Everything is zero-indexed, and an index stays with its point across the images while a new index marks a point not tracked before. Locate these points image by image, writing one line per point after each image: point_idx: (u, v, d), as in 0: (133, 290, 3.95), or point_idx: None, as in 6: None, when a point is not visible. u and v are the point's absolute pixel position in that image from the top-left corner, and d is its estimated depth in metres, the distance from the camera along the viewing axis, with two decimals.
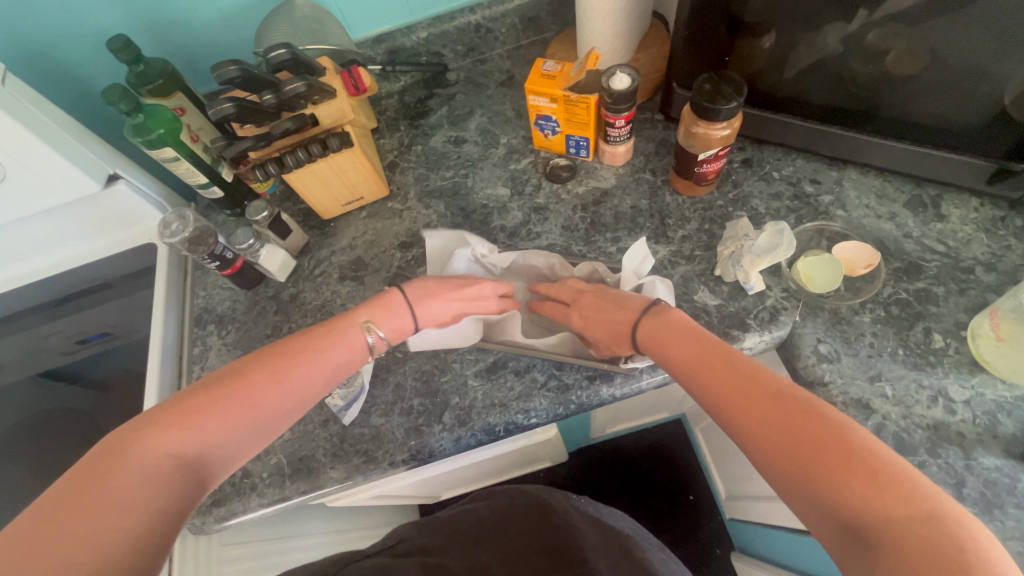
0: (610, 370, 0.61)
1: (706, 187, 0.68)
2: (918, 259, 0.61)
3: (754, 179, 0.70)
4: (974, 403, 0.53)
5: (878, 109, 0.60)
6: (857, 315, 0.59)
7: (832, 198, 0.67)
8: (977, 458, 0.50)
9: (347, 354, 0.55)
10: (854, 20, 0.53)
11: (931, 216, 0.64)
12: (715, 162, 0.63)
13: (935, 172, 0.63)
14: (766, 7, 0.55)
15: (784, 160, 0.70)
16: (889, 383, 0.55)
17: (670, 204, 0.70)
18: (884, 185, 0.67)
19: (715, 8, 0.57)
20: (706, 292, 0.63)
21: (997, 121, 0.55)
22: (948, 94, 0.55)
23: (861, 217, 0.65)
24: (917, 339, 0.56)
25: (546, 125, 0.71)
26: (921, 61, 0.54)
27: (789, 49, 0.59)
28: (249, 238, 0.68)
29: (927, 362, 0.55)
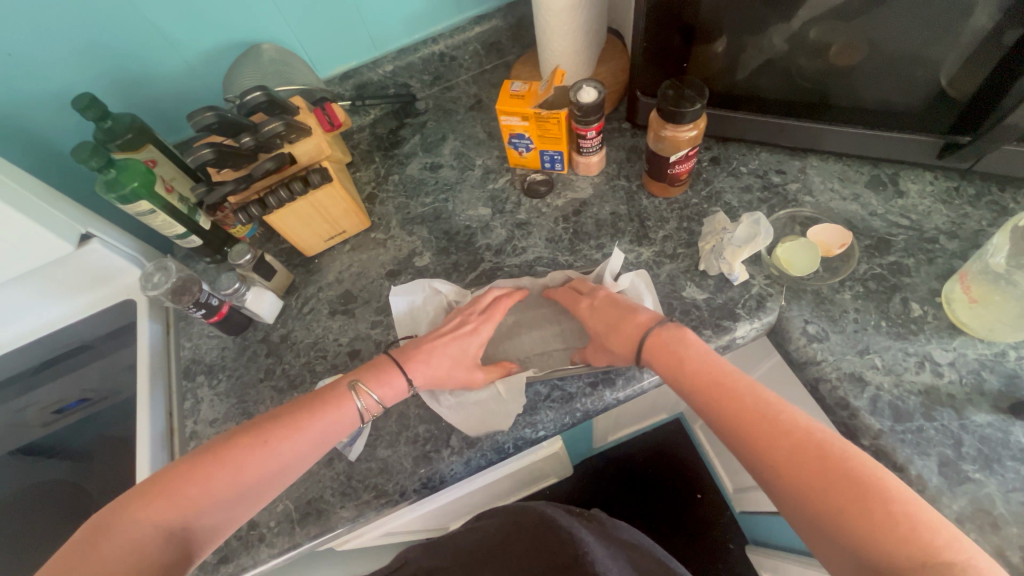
0: (611, 375, 0.61)
1: (680, 187, 0.70)
2: (887, 235, 0.64)
3: (723, 176, 0.72)
4: (958, 364, 0.55)
5: (828, 99, 0.64)
6: (838, 293, 0.61)
7: (798, 186, 0.70)
8: (969, 416, 0.52)
9: (343, 417, 0.53)
10: (794, 21, 0.57)
11: (892, 193, 0.67)
12: (686, 162, 0.66)
13: (889, 152, 0.67)
14: (715, 14, 0.59)
15: (749, 155, 0.74)
16: (878, 354, 0.57)
17: (647, 207, 0.72)
18: (845, 168, 0.70)
19: (668, 20, 0.60)
20: (693, 287, 0.64)
21: (938, 101, 0.59)
22: (890, 80, 0.59)
23: (827, 200, 0.68)
24: (897, 309, 0.59)
25: (519, 143, 0.73)
26: (862, 52, 0.58)
27: (740, 52, 0.62)
28: (234, 282, 0.67)
29: (910, 331, 0.58)
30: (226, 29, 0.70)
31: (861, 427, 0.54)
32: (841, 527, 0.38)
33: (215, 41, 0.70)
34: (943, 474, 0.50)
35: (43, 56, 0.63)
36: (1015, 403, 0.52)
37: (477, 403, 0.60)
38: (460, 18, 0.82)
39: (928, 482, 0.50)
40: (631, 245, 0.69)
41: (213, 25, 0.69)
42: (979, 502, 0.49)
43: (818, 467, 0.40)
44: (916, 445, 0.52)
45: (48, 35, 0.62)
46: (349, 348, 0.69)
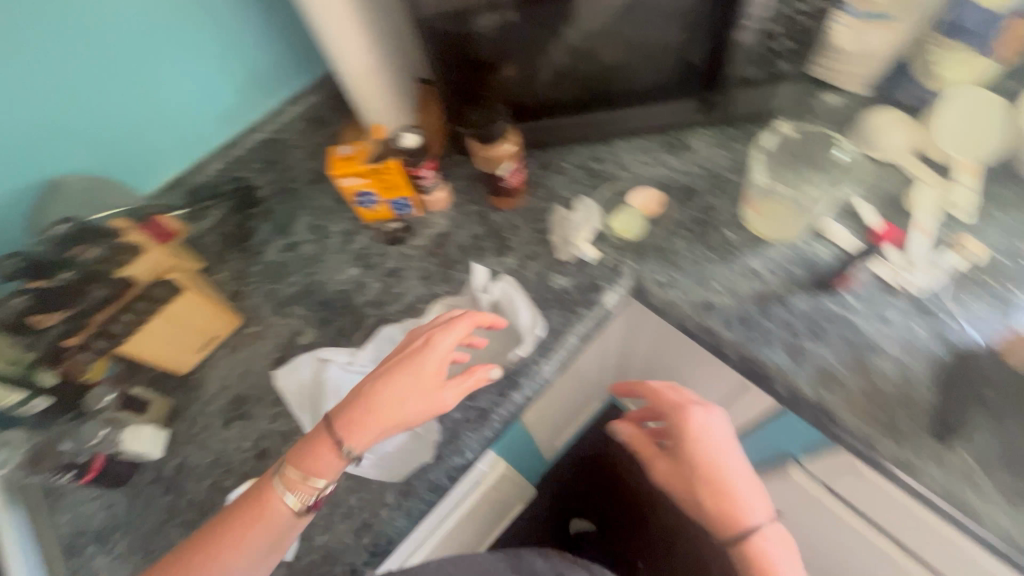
0: (514, 378, 0.65)
1: (519, 195, 0.78)
2: (692, 184, 0.76)
3: (552, 176, 0.81)
4: (773, 266, 0.67)
5: (608, 90, 0.76)
6: (672, 242, 0.71)
7: (614, 165, 0.81)
8: (792, 304, 0.64)
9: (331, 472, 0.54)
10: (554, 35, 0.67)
11: (685, 150, 0.80)
12: (516, 174, 0.73)
13: (671, 120, 0.79)
14: (491, 43, 0.67)
15: (568, 152, 0.83)
16: (715, 280, 0.67)
17: (500, 221, 0.78)
18: (645, 142, 0.82)
19: (458, 59, 0.68)
20: (558, 276, 0.71)
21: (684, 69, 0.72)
22: (645, 63, 0.72)
23: (640, 171, 0.79)
24: (717, 239, 0.70)
25: (365, 199, 0.77)
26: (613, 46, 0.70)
27: (524, 71, 0.71)
28: (98, 430, 0.63)
29: (731, 253, 0.69)
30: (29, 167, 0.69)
31: (723, 343, 0.64)
32: None
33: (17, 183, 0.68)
34: (790, 356, 0.60)
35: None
36: (818, 281, 0.65)
37: (397, 448, 0.61)
38: (277, 99, 0.87)
39: (783, 366, 0.60)
40: (496, 259, 0.75)
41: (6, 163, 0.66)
42: (821, 367, 0.59)
43: None
44: (765, 341, 0.62)
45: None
46: (256, 450, 0.66)
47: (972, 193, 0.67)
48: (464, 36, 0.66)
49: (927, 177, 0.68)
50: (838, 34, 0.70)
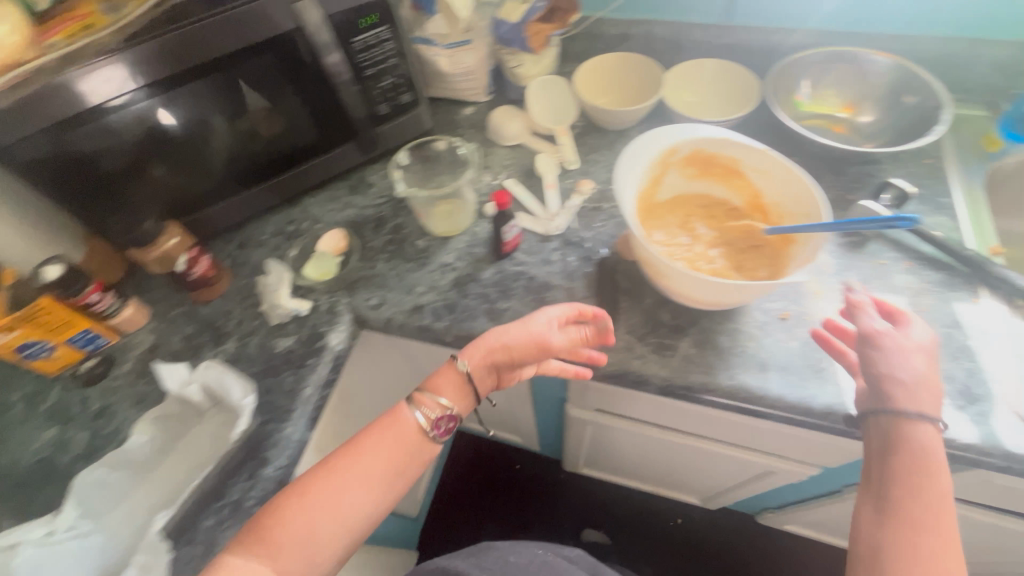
0: (262, 453, 0.63)
1: (222, 279, 0.77)
2: (379, 214, 0.84)
3: (254, 252, 0.82)
4: (459, 255, 0.77)
5: (269, 158, 0.79)
6: (374, 268, 0.77)
7: (309, 222, 0.84)
8: (483, 278, 0.75)
9: (395, 441, 0.57)
10: (177, 129, 0.67)
11: (367, 187, 0.87)
12: (200, 260, 0.73)
13: (342, 167, 0.86)
14: (106, 156, 0.64)
15: (262, 224, 0.85)
16: (419, 285, 0.75)
17: (210, 313, 0.76)
18: (330, 192, 0.88)
19: (85, 178, 0.64)
20: (281, 339, 0.72)
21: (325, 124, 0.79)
22: (284, 128, 0.77)
23: (333, 218, 0.85)
24: (411, 251, 0.79)
25: (35, 350, 0.66)
26: (244, 123, 0.73)
27: (164, 170, 0.70)
28: None
29: (426, 258, 0.78)
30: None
31: (442, 333, 0.71)
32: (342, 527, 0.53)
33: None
34: (492, 319, 0.70)
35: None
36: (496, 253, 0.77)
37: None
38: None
39: (488, 330, 0.69)
40: (215, 349, 0.72)
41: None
42: (515, 317, 0.70)
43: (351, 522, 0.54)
44: (470, 316, 0.71)
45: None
46: None
47: (573, 149, 0.85)
48: (81, 154, 0.62)
49: (544, 148, 0.86)
50: (441, 63, 0.88)
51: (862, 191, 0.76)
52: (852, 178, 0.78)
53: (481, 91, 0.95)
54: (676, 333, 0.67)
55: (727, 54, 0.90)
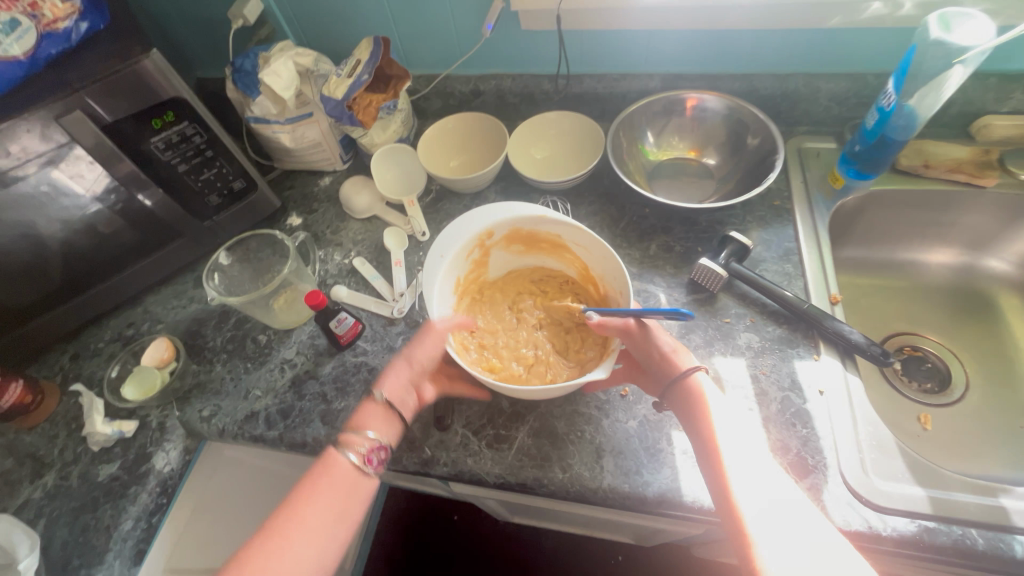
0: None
1: (48, 399, 0.72)
2: (220, 309, 0.79)
3: (86, 364, 0.77)
4: (300, 349, 0.73)
5: (89, 265, 0.74)
6: (208, 374, 0.72)
7: (149, 323, 0.80)
8: (323, 373, 0.70)
9: (344, 480, 0.54)
10: None
11: None
12: (12, 388, 0.67)
13: (182, 261, 0.81)
14: None
15: (100, 330, 0.80)
16: (255, 388, 0.70)
17: (33, 440, 0.70)
18: (175, 286, 0.83)
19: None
20: (105, 466, 0.67)
21: (147, 224, 0.74)
22: (98, 236, 0.72)
23: (173, 316, 0.80)
24: (250, 349, 0.74)
25: None
26: (47, 240, 0.68)
27: None
28: None
29: (266, 355, 0.73)
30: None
31: (277, 441, 0.67)
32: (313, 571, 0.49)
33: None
34: (328, 420, 0.66)
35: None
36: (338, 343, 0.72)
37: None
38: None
39: (322, 435, 0.65)
40: (33, 483, 0.67)
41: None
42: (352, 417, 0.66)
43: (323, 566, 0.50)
44: (306, 419, 0.67)
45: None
46: None
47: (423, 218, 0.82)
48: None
49: (394, 220, 0.82)
50: (284, 140, 0.83)
51: (709, 241, 0.75)
52: (702, 227, 0.77)
53: (336, 160, 0.90)
54: (515, 421, 0.63)
55: (580, 105, 0.88)
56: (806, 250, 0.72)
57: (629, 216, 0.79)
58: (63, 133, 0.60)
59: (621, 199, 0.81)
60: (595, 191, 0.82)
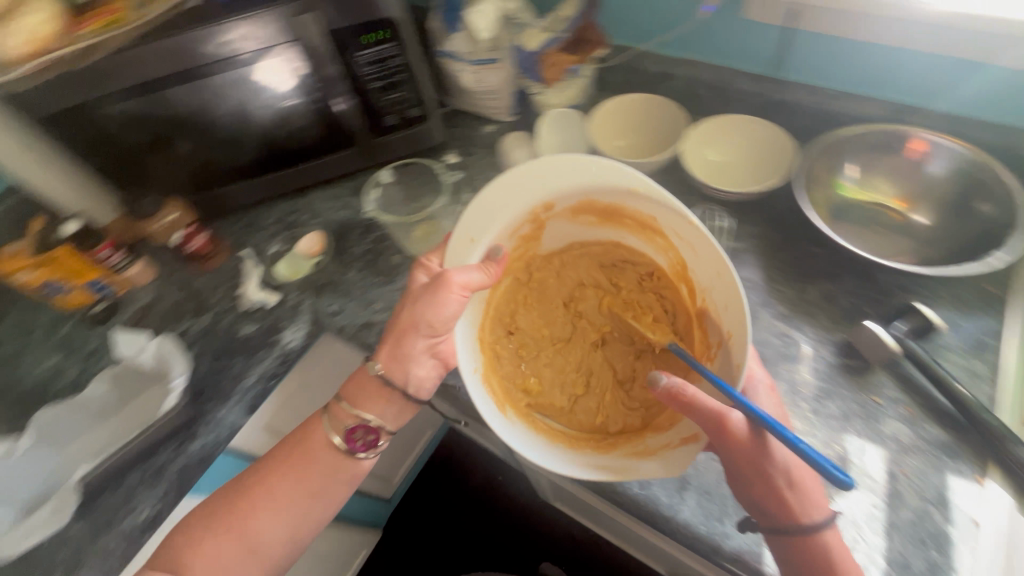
0: (193, 428, 0.69)
1: (219, 254, 0.84)
2: (364, 223, 0.85)
3: (253, 234, 0.87)
4: None
5: (280, 150, 0.83)
6: (343, 276, 0.79)
7: (307, 216, 0.88)
8: None
9: (323, 464, 0.60)
10: (194, 117, 0.73)
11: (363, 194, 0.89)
12: (196, 237, 0.81)
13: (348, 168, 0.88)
14: (132, 130, 0.71)
15: (268, 209, 0.90)
16: (379, 301, 0.76)
17: (201, 285, 0.83)
18: (335, 190, 0.91)
19: (107, 146, 0.71)
20: (247, 324, 0.78)
21: (333, 127, 0.81)
22: (294, 127, 0.80)
23: (327, 216, 0.87)
24: (382, 266, 0.79)
25: (54, 288, 0.75)
26: (257, 118, 0.78)
27: (183, 149, 0.77)
28: None
29: (393, 275, 0.78)
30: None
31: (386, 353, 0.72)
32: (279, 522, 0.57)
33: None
34: None
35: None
36: None
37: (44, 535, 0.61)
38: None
39: None
40: (193, 318, 0.79)
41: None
42: None
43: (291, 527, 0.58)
44: None
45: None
46: None
47: None
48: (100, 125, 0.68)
49: None
50: (463, 78, 0.84)
51: (881, 305, 0.65)
52: (879, 288, 0.66)
53: (504, 111, 0.90)
54: None
55: (776, 113, 0.79)
56: (1009, 351, 0.59)
57: (795, 251, 0.71)
58: (294, 30, 0.66)
59: (791, 228, 0.72)
60: (763, 213, 0.74)
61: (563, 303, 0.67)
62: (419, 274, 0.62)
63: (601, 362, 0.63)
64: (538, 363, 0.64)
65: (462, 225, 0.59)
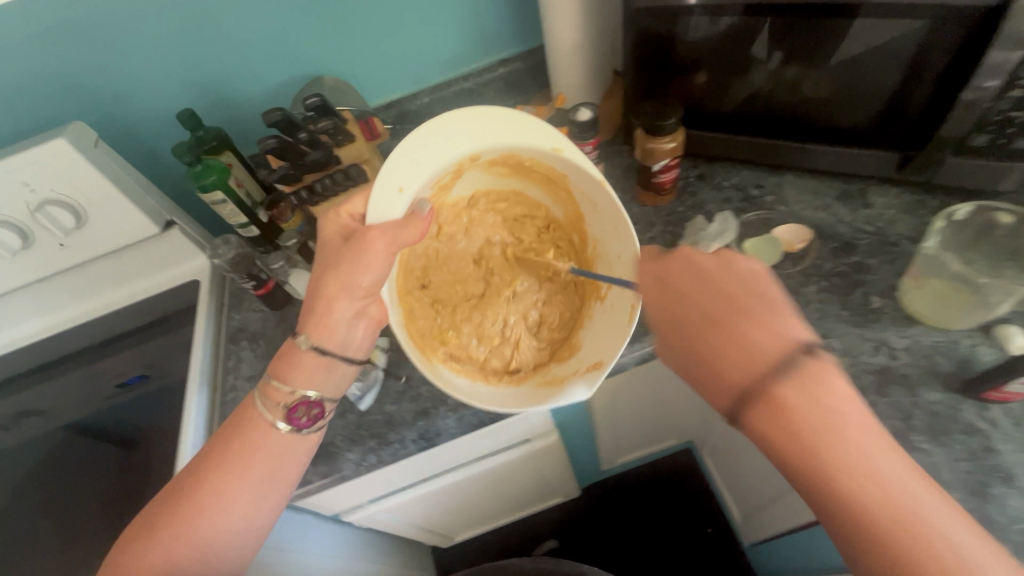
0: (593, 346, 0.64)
1: (667, 196, 0.75)
2: (851, 239, 0.66)
3: (706, 191, 0.76)
4: (914, 349, 0.56)
5: (794, 120, 0.70)
6: (804, 286, 0.63)
7: (774, 198, 0.72)
8: (920, 394, 0.54)
9: (272, 443, 0.57)
10: (772, 61, 0.65)
11: (859, 204, 0.69)
12: (669, 172, 0.72)
13: (853, 167, 0.71)
14: (693, 51, 0.67)
15: (732, 171, 0.78)
16: (838, 339, 0.58)
17: (637, 214, 0.77)
18: (818, 183, 0.73)
19: (654, 49, 0.67)
20: None
21: (893, 121, 0.64)
22: (851, 103, 0.65)
23: (801, 211, 0.70)
24: (856, 301, 0.61)
25: None
26: (824, 84, 0.65)
27: (720, 83, 0.70)
28: (280, 260, 0.76)
29: (868, 319, 0.59)
30: (293, 65, 0.84)
31: None
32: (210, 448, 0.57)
33: (281, 76, 0.85)
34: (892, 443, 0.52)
35: (143, 98, 0.80)
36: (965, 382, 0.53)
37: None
38: (488, 60, 0.94)
39: None
40: None
41: (285, 65, 0.84)
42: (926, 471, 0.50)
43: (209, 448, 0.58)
44: None
45: (161, 66, 0.77)
46: None
47: None
48: (664, 34, 0.65)
49: None
50: None
51: None
52: None
53: None
54: None
55: None
56: None
57: None
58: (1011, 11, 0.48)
59: None
60: None
61: (476, 264, 0.74)
62: (330, 225, 0.63)
63: (509, 305, 0.72)
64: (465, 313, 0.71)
65: (387, 178, 0.60)
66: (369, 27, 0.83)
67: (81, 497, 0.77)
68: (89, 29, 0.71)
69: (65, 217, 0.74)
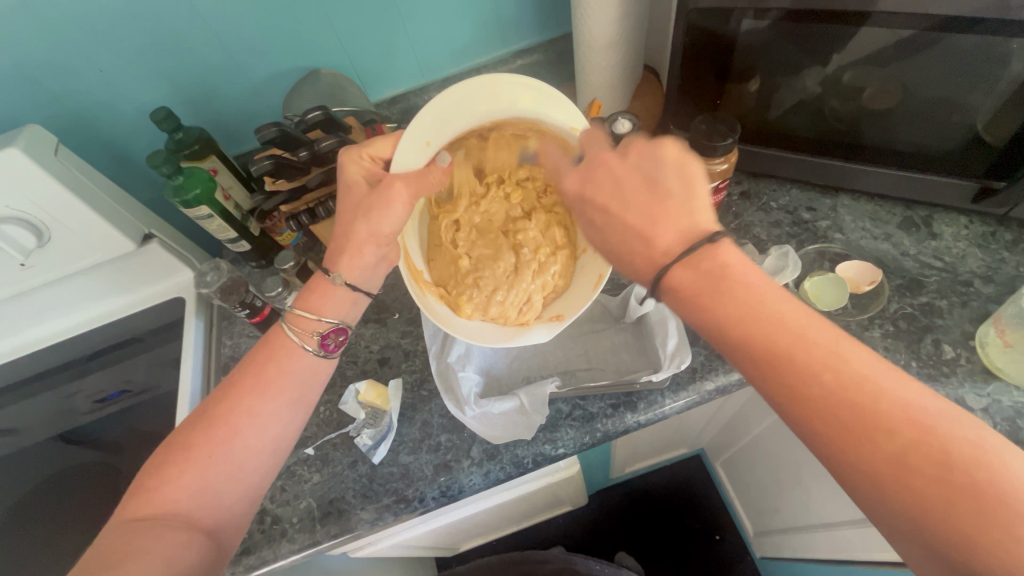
0: (633, 398, 0.58)
1: None
2: (918, 276, 0.62)
3: (753, 211, 0.71)
4: (993, 411, 0.52)
5: (852, 135, 0.62)
6: (867, 330, 0.59)
7: (829, 223, 0.68)
8: None
9: (301, 368, 0.51)
10: (829, 64, 0.56)
11: (925, 234, 0.65)
12: (716, 195, 0.65)
13: (917, 193, 0.65)
14: (749, 56, 0.59)
15: (779, 191, 0.72)
16: None
17: None
18: (877, 208, 0.68)
19: (706, 54, 0.59)
20: None
21: (971, 145, 0.57)
22: (921, 122, 0.58)
23: (859, 239, 0.66)
24: (928, 350, 0.56)
25: None
26: (894, 96, 0.57)
27: (773, 92, 0.62)
28: (277, 286, 0.67)
29: (941, 373, 0.55)
30: (286, 57, 0.73)
31: None
32: (234, 382, 0.49)
33: (271, 68, 0.74)
34: None
35: (111, 92, 0.69)
36: None
37: (502, 413, 0.57)
38: (504, 51, 0.84)
39: None
40: None
41: (277, 57, 0.73)
42: None
43: (231, 383, 0.49)
44: None
45: (132, 55, 0.66)
46: (379, 354, 0.67)
47: None
48: (720, 38, 0.57)
49: None
50: None
51: None
52: None
53: None
54: None
55: None
56: None
57: None
58: None
59: None
60: None
61: (498, 228, 0.61)
62: (353, 166, 0.54)
63: (533, 278, 0.59)
64: (486, 285, 0.59)
65: (413, 129, 0.53)
66: (374, 14, 0.72)
67: (42, 540, 0.67)
68: (46, 14, 0.60)
69: (26, 237, 0.64)
